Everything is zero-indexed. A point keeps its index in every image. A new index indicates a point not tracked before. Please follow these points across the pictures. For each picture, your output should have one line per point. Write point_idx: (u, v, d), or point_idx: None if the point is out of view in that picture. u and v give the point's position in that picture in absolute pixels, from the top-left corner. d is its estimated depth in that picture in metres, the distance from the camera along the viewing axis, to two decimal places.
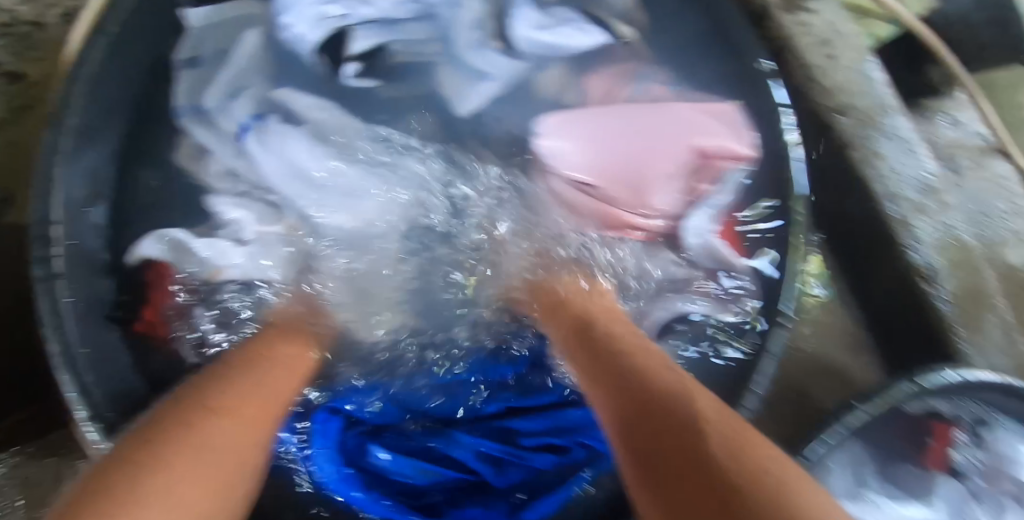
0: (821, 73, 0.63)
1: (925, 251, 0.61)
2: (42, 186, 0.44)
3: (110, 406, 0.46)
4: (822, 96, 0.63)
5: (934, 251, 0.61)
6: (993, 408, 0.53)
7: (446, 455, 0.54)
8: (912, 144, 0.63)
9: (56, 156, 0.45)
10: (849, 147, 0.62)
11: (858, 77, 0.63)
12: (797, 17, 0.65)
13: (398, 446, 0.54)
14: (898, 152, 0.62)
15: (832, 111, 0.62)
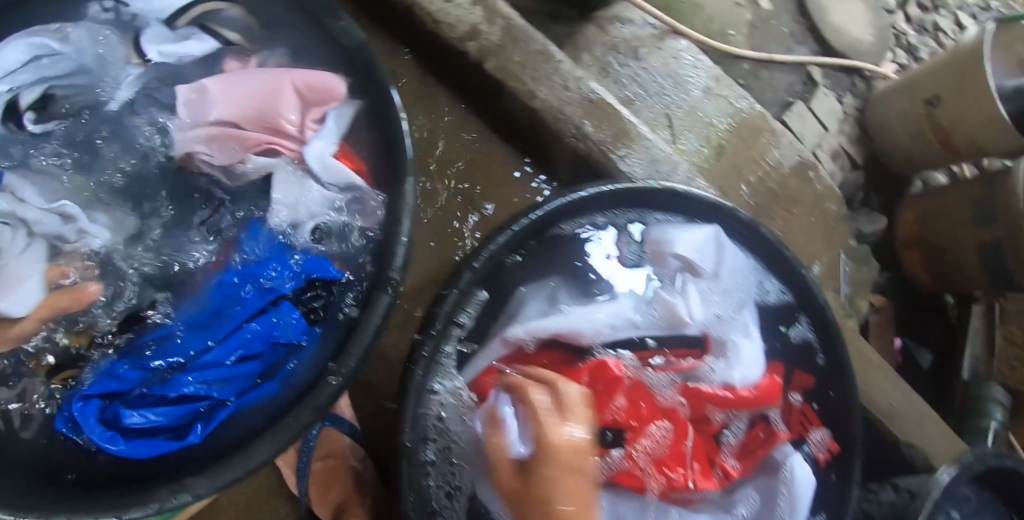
0: (445, 15, 0.77)
1: (572, 116, 0.75)
2: None
3: None
4: (451, 31, 0.77)
5: (580, 115, 0.75)
6: (641, 210, 0.68)
7: (178, 395, 0.54)
8: (537, 44, 0.78)
9: None
10: (486, 60, 0.76)
11: (477, 9, 0.78)
12: None
13: (142, 403, 0.54)
14: (526, 54, 0.77)
15: (464, 40, 0.77)
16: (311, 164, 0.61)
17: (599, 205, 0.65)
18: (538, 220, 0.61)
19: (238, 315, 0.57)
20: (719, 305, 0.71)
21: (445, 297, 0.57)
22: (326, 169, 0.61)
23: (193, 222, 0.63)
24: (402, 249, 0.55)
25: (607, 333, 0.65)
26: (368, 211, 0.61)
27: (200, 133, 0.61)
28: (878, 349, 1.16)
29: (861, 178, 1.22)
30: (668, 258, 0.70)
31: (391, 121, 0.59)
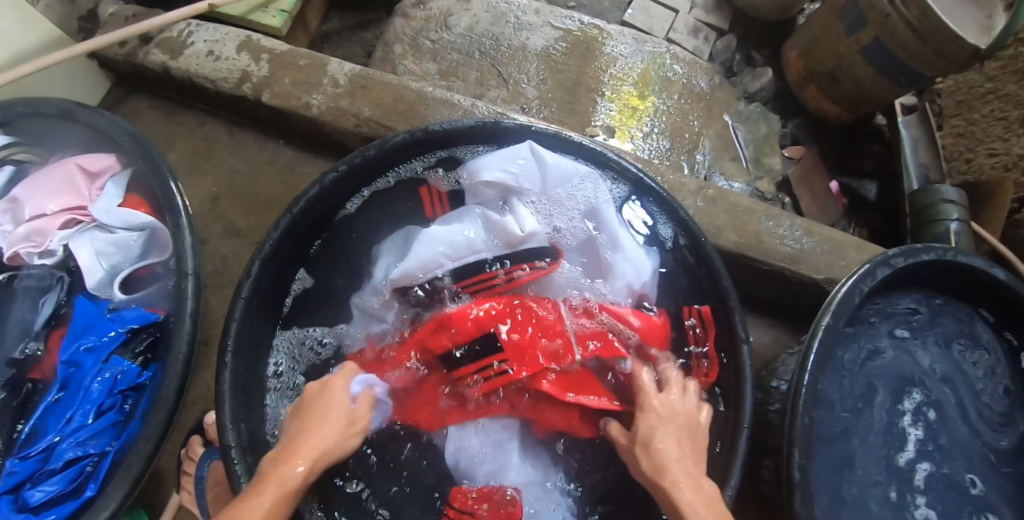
0: (216, 71, 0.81)
1: (353, 109, 0.79)
2: None
3: None
4: (227, 82, 0.81)
5: (361, 105, 0.79)
6: (444, 150, 0.73)
7: (63, 461, 0.58)
8: (306, 58, 0.81)
9: None
10: (262, 94, 0.80)
11: (244, 53, 0.81)
12: (187, 54, 0.82)
13: (42, 480, 0.59)
14: (296, 72, 0.80)
15: (240, 85, 0.80)
16: (103, 219, 0.66)
17: (367, 172, 0.70)
18: (300, 213, 0.65)
19: (80, 380, 0.60)
20: (556, 217, 0.76)
21: (235, 308, 0.61)
22: (116, 219, 0.66)
23: (38, 313, 0.65)
24: (192, 280, 0.62)
25: (449, 261, 0.70)
26: (168, 242, 0.67)
27: (15, 241, 0.65)
28: (809, 199, 1.10)
29: (732, 41, 1.20)
30: (484, 188, 0.73)
31: (162, 177, 0.65)
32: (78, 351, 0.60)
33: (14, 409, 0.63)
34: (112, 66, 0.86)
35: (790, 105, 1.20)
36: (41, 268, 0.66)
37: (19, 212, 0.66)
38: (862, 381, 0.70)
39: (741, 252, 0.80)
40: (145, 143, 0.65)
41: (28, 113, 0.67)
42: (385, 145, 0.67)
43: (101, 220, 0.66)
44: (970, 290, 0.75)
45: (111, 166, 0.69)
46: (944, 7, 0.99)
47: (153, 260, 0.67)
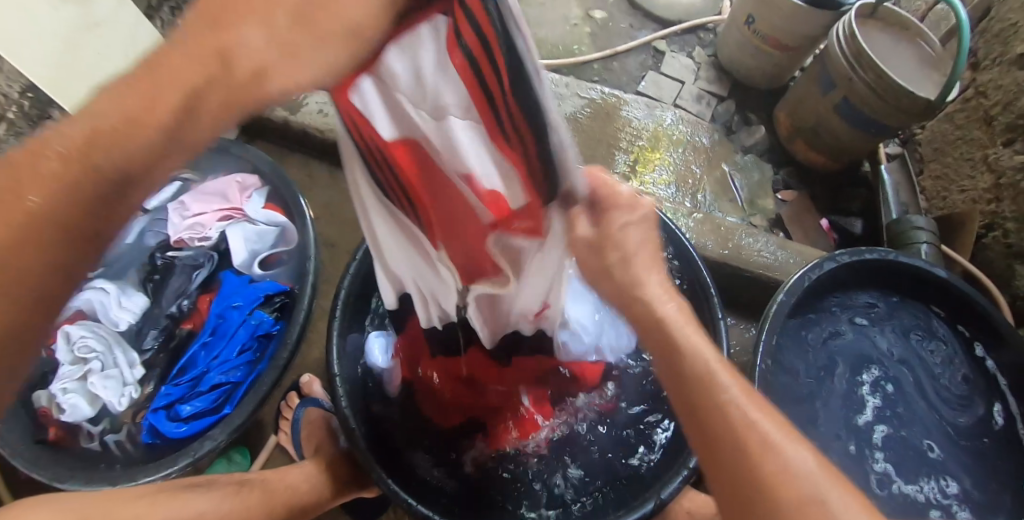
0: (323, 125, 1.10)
1: None
2: None
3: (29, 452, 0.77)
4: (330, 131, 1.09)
5: None
6: None
7: (211, 385, 0.80)
8: None
9: None
10: None
11: None
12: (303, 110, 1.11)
13: (193, 398, 0.80)
14: None
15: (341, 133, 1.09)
16: (252, 214, 0.90)
17: None
18: None
19: (228, 328, 0.83)
20: None
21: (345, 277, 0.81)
22: (261, 215, 0.90)
23: (193, 281, 0.89)
24: (314, 259, 0.84)
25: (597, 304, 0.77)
26: (295, 240, 0.90)
27: (188, 233, 0.90)
28: (801, 234, 1.27)
29: (732, 105, 1.43)
30: None
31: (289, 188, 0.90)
32: (227, 309, 0.84)
33: (172, 348, 0.86)
34: (247, 119, 1.16)
35: (785, 156, 1.39)
36: (198, 251, 0.91)
37: (186, 210, 0.92)
38: (824, 356, 0.84)
39: (726, 261, 0.97)
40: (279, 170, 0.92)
41: (195, 147, 0.95)
42: None
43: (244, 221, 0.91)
44: (923, 289, 0.88)
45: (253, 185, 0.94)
46: (905, 74, 1.18)
47: (282, 249, 0.90)
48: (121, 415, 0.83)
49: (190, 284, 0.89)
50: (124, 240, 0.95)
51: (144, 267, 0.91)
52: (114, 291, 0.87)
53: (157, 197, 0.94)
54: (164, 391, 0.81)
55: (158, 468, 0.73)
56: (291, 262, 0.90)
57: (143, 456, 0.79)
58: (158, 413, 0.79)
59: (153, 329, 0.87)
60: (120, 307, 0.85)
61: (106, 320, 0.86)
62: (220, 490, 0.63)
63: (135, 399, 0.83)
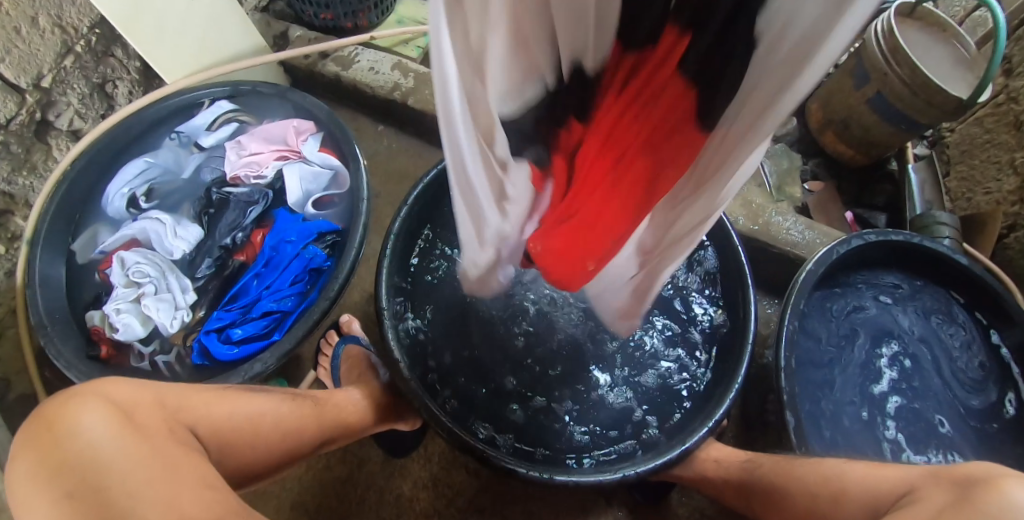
0: (373, 81, 1.13)
1: None
2: (36, 314, 0.83)
3: (86, 366, 0.81)
4: (379, 88, 1.13)
5: None
6: None
7: (262, 312, 0.84)
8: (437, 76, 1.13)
9: (34, 296, 0.84)
10: (402, 96, 1.11)
11: (395, 70, 1.14)
12: (354, 67, 1.15)
13: (245, 324, 0.84)
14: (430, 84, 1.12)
15: (388, 91, 1.12)
16: (308, 156, 0.94)
17: None
18: None
19: (282, 260, 0.87)
20: None
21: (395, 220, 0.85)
22: (316, 157, 0.94)
23: (247, 216, 0.92)
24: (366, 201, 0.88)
25: None
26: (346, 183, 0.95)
27: (247, 173, 0.96)
28: (825, 223, 1.30)
29: None
30: None
31: (342, 133, 0.93)
32: (279, 243, 0.88)
33: (225, 277, 0.90)
34: (298, 73, 1.20)
35: (813, 149, 1.42)
36: (251, 187, 0.94)
37: (243, 149, 0.97)
38: (846, 326, 0.88)
39: (757, 237, 1.00)
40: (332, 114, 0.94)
41: (254, 91, 0.99)
42: None
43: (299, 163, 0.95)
44: (945, 272, 0.89)
45: (307, 130, 0.97)
46: (940, 74, 1.20)
47: (335, 191, 0.95)
48: (172, 337, 0.87)
49: (242, 217, 0.92)
50: (180, 177, 1.00)
51: (200, 200, 0.95)
52: (168, 221, 0.92)
53: (214, 135, 1.00)
54: (218, 315, 0.85)
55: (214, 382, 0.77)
56: (342, 204, 0.95)
57: (194, 375, 0.83)
58: (210, 334, 0.83)
59: (204, 260, 0.90)
60: (175, 237, 0.90)
61: (161, 248, 0.90)
62: (279, 395, 0.66)
63: (185, 323, 0.87)
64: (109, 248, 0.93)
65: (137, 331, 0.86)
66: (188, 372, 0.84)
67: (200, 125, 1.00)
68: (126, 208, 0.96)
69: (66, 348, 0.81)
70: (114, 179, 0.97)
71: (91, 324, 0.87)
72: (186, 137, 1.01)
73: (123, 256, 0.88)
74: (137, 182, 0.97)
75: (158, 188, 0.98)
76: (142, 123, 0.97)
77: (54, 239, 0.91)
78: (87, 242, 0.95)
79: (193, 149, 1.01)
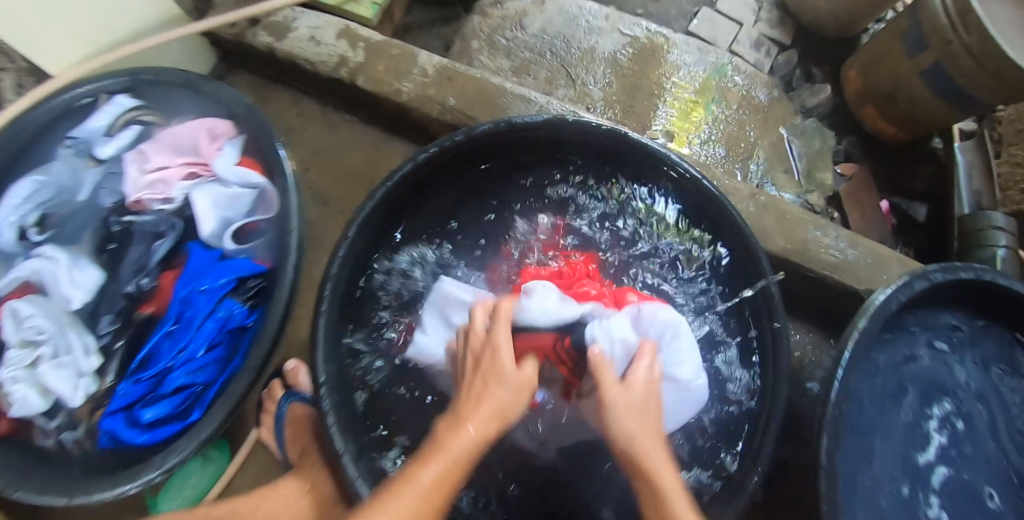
0: (316, 56, 0.90)
1: (436, 100, 0.89)
2: None
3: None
4: (324, 65, 0.90)
5: (444, 95, 0.89)
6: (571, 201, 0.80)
7: (174, 386, 0.69)
8: (396, 48, 0.91)
9: None
10: (354, 77, 0.90)
11: (343, 41, 0.91)
12: (290, 37, 0.91)
13: (156, 401, 0.70)
14: (387, 60, 0.90)
15: (335, 69, 0.90)
16: (222, 173, 0.75)
17: (449, 155, 0.79)
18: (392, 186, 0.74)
19: (195, 316, 0.70)
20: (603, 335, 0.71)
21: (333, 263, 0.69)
22: (232, 174, 0.74)
23: (153, 253, 0.75)
24: (296, 233, 0.70)
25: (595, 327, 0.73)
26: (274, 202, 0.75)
27: (150, 192, 0.77)
28: (858, 215, 1.13)
29: (793, 57, 1.25)
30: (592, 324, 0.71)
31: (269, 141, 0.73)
32: (191, 293, 0.71)
33: (134, 334, 0.74)
34: (225, 44, 0.96)
35: (844, 122, 1.22)
36: (152, 214, 0.77)
37: (146, 162, 0.78)
38: (893, 383, 0.74)
39: (787, 258, 0.84)
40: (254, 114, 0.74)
41: (156, 80, 0.77)
42: (472, 132, 0.76)
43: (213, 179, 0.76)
44: (1010, 312, 0.77)
45: (222, 132, 0.77)
46: (1009, 38, 0.99)
47: (262, 214, 0.76)
48: (79, 411, 0.72)
49: (148, 256, 0.75)
50: (78, 195, 0.79)
51: (100, 229, 0.78)
52: (65, 260, 0.74)
53: (114, 142, 0.79)
54: (124, 386, 0.71)
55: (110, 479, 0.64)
56: (268, 231, 0.75)
57: (100, 457, 0.70)
58: (115, 415, 0.70)
59: (107, 309, 0.74)
60: (71, 284, 0.73)
61: (57, 296, 0.72)
62: None
63: (92, 393, 0.72)
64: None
65: (35, 404, 0.70)
66: (102, 455, 0.70)
67: (97, 128, 0.79)
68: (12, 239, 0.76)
69: None
70: None
71: None
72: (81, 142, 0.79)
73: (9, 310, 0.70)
74: (23, 205, 0.76)
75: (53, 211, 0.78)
76: (25, 128, 0.75)
77: None
78: None
79: (89, 158, 0.80)
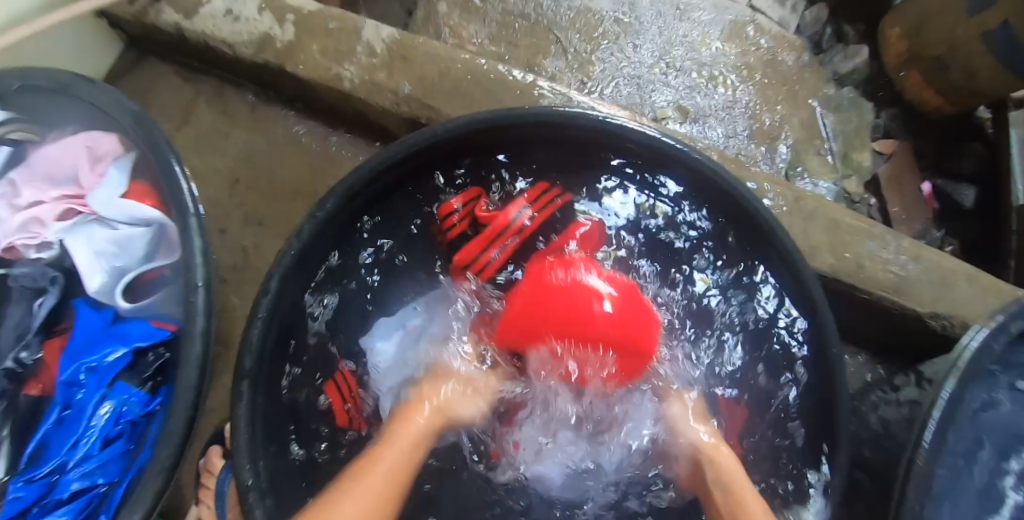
0: (235, 36, 0.70)
1: (392, 90, 0.70)
2: None
3: None
4: (246, 49, 0.70)
5: (401, 82, 0.70)
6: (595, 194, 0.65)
7: (71, 492, 0.54)
8: (339, 23, 0.71)
9: None
10: (287, 64, 0.70)
11: (268, 14, 0.70)
12: (199, 10, 0.71)
13: (48, 509, 0.54)
14: (328, 40, 0.70)
15: (261, 54, 0.70)
16: (104, 212, 0.57)
17: (404, 167, 0.61)
18: (328, 216, 0.56)
19: (83, 406, 0.54)
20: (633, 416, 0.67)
21: (252, 326, 0.52)
22: (117, 212, 0.57)
23: (33, 317, 0.57)
24: (201, 293, 0.52)
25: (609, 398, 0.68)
26: (175, 247, 0.57)
27: (25, 240, 0.58)
28: (898, 203, 0.97)
29: (822, 12, 1.05)
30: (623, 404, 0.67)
31: (167, 164, 0.54)
32: (81, 371, 0.55)
33: (21, 420, 0.57)
34: (120, 20, 0.75)
35: (878, 91, 1.05)
36: (28, 264, 0.58)
37: (16, 198, 0.59)
38: (969, 437, 0.61)
39: (835, 278, 0.69)
40: (143, 131, 0.55)
41: (27, 86, 0.56)
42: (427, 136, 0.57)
43: (93, 218, 0.58)
44: None
45: (102, 153, 0.59)
46: None
47: (164, 262, 0.58)
48: None
49: (24, 320, 0.57)
50: None
51: None
52: None
53: None
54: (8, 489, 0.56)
55: None
56: (172, 282, 0.58)
57: None
58: None
59: None
60: None
61: None
62: None
63: None
64: None
65: None
66: None
67: None
68: None
69: None
70: None
71: None
72: None
73: None
74: None
75: None
76: None
77: None
78: None
79: None
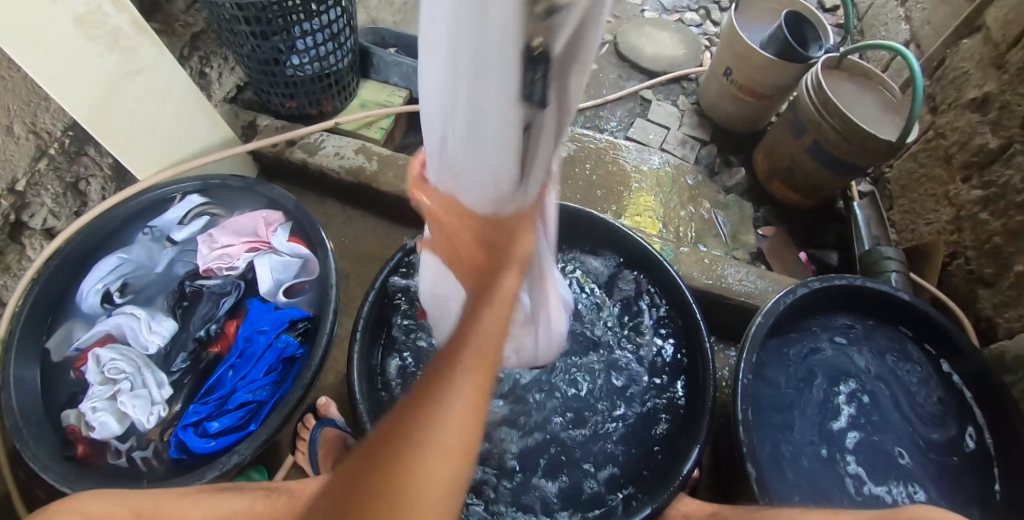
0: (341, 166, 1.20)
1: None
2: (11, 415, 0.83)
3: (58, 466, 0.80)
4: (346, 173, 1.19)
5: None
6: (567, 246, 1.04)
7: (236, 404, 0.87)
8: (401, 157, 1.21)
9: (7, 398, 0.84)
10: (369, 180, 1.18)
11: (360, 154, 1.21)
12: (320, 153, 1.22)
13: (220, 416, 0.87)
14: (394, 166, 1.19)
15: (354, 176, 1.19)
16: (279, 246, 0.99)
17: None
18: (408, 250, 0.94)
19: (254, 352, 0.90)
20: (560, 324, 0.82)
21: (366, 306, 0.88)
22: (286, 247, 0.99)
23: (220, 307, 0.97)
24: (334, 286, 0.91)
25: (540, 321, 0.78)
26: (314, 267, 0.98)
27: (221, 266, 1.01)
28: (781, 267, 1.36)
29: (713, 149, 1.56)
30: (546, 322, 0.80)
31: (311, 219, 0.97)
32: (252, 333, 0.92)
33: (200, 370, 0.93)
34: (266, 160, 1.26)
35: (762, 196, 1.50)
36: (216, 278, 1.00)
37: (215, 242, 1.02)
38: (804, 370, 0.92)
39: (712, 290, 1.05)
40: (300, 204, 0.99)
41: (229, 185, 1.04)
42: None
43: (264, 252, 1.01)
44: (892, 313, 0.95)
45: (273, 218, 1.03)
46: (872, 118, 1.28)
47: (305, 278, 0.99)
48: (149, 432, 0.88)
49: (208, 308, 0.97)
50: (156, 270, 1.04)
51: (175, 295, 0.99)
52: (143, 314, 0.95)
53: (186, 229, 1.05)
54: (193, 410, 0.88)
55: (184, 478, 0.79)
56: (310, 288, 0.98)
57: (167, 469, 0.85)
58: (185, 430, 0.86)
59: (178, 352, 0.93)
60: (150, 332, 0.93)
61: (135, 343, 0.92)
62: (251, 494, 0.71)
63: (162, 418, 0.89)
64: (88, 342, 0.95)
65: (114, 426, 0.87)
66: (164, 467, 0.85)
67: (173, 220, 1.05)
68: (101, 302, 0.99)
69: (41, 448, 0.81)
70: (88, 277, 0.99)
71: (67, 422, 0.88)
72: (158, 231, 1.05)
73: (97, 354, 0.90)
74: (111, 278, 1.00)
75: (132, 282, 1.02)
76: (116, 220, 1.01)
77: (28, 342, 0.92)
78: (61, 342, 0.96)
79: (165, 243, 1.05)
